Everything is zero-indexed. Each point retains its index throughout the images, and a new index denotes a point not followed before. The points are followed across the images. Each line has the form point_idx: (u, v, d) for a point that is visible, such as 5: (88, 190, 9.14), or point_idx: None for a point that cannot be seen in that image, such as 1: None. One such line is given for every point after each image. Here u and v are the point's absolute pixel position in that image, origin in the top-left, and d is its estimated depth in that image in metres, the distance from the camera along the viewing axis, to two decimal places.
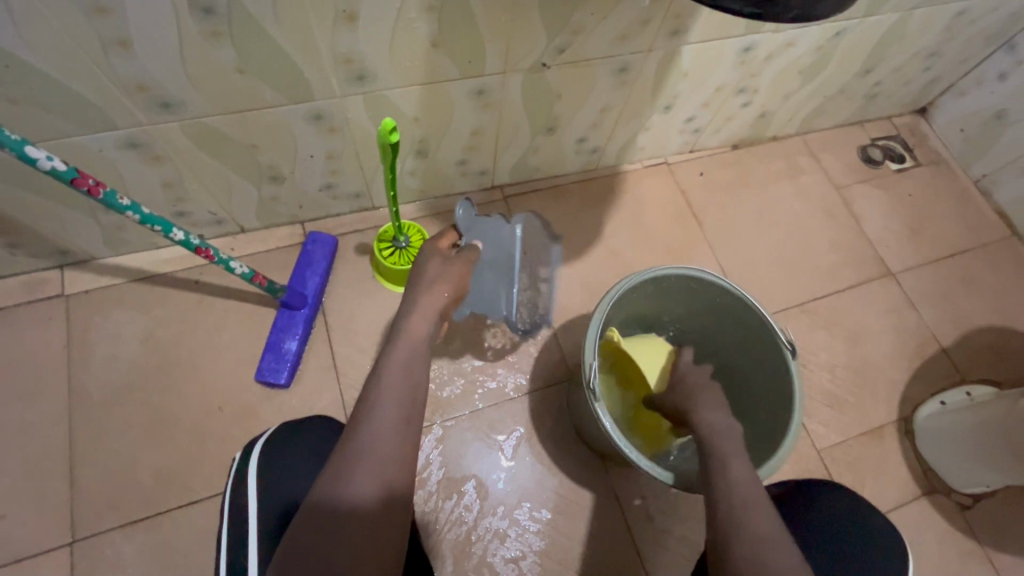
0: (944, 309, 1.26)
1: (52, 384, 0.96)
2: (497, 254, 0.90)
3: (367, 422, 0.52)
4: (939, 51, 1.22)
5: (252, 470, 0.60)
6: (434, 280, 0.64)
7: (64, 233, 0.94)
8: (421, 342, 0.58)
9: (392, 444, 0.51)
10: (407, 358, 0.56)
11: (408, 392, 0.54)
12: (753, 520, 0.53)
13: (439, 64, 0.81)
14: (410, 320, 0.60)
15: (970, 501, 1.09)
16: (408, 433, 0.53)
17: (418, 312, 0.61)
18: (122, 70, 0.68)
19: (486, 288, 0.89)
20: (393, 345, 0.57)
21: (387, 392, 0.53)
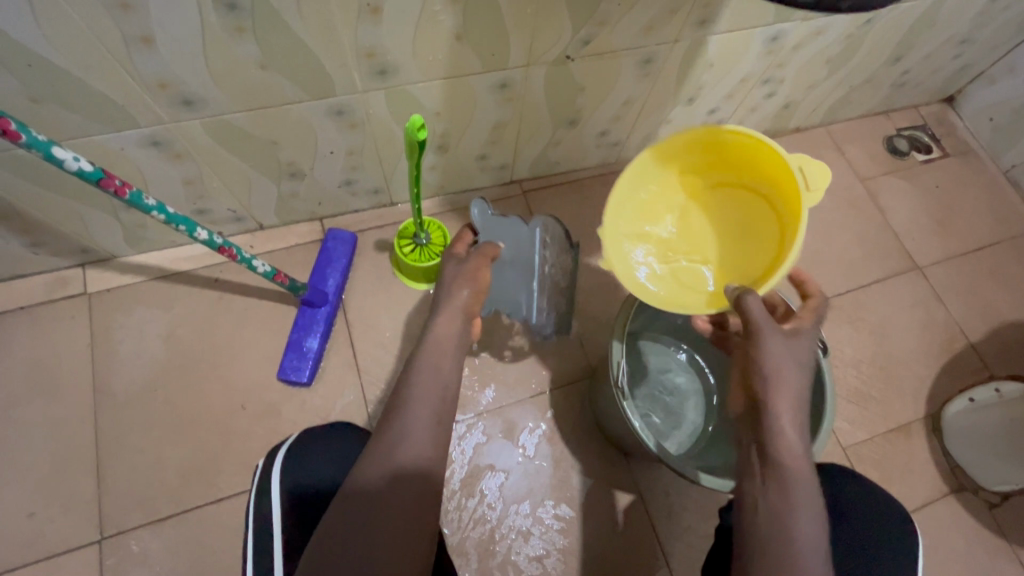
0: (972, 303, 1.23)
1: (77, 383, 0.97)
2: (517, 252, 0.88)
3: (397, 420, 0.52)
4: (971, 38, 1.18)
5: (276, 472, 0.60)
6: (454, 283, 0.63)
7: (86, 231, 0.94)
8: (452, 339, 0.58)
9: (425, 442, 0.52)
10: (435, 357, 0.56)
11: (438, 391, 0.54)
12: (800, 525, 0.49)
13: (462, 57, 0.79)
14: (439, 322, 0.60)
15: (998, 499, 1.07)
16: (438, 432, 0.53)
17: (444, 313, 0.60)
18: (144, 68, 0.67)
19: (507, 290, 0.88)
20: (421, 346, 0.57)
21: (417, 392, 0.53)
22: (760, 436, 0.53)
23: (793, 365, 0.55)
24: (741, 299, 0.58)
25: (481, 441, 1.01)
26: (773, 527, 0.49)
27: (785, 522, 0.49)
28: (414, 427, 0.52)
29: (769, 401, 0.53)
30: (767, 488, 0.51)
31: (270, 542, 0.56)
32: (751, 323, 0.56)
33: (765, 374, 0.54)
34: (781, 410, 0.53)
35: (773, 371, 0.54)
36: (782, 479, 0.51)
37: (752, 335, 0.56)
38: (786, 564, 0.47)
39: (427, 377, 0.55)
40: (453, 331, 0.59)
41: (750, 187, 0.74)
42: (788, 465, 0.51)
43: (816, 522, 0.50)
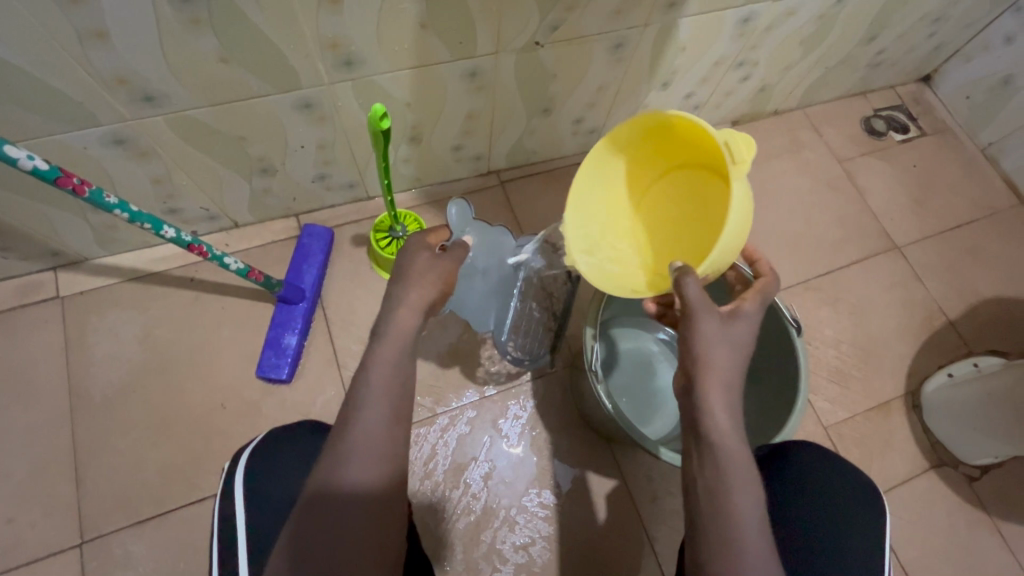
0: (951, 281, 1.24)
1: (53, 388, 0.96)
2: (493, 263, 0.89)
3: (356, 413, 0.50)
4: (944, 16, 1.18)
5: (241, 475, 0.59)
6: (419, 276, 0.60)
7: (55, 234, 0.92)
8: (412, 331, 0.56)
9: (384, 440, 0.50)
10: (394, 351, 0.54)
11: (397, 383, 0.52)
12: (740, 498, 0.48)
13: (429, 46, 0.79)
14: (395, 311, 0.56)
15: (977, 473, 1.09)
16: (398, 426, 0.51)
17: (405, 304, 0.57)
18: (100, 62, 0.66)
19: (478, 296, 0.89)
20: (379, 341, 0.55)
21: (375, 387, 0.51)
22: (694, 417, 0.51)
23: (723, 346, 0.53)
24: (679, 283, 0.55)
25: (465, 432, 1.01)
26: (710, 504, 0.48)
27: (719, 500, 0.48)
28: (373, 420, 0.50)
29: (703, 382, 0.52)
30: (702, 465, 0.50)
31: (236, 553, 0.56)
32: (689, 307, 0.54)
33: (695, 352, 0.53)
34: (710, 387, 0.52)
35: (702, 353, 0.53)
36: (716, 454, 0.49)
37: (688, 318, 0.54)
38: (719, 539, 0.46)
39: (386, 370, 0.52)
40: (413, 325, 0.56)
41: (700, 168, 0.70)
42: (726, 441, 0.50)
43: (753, 498, 0.48)
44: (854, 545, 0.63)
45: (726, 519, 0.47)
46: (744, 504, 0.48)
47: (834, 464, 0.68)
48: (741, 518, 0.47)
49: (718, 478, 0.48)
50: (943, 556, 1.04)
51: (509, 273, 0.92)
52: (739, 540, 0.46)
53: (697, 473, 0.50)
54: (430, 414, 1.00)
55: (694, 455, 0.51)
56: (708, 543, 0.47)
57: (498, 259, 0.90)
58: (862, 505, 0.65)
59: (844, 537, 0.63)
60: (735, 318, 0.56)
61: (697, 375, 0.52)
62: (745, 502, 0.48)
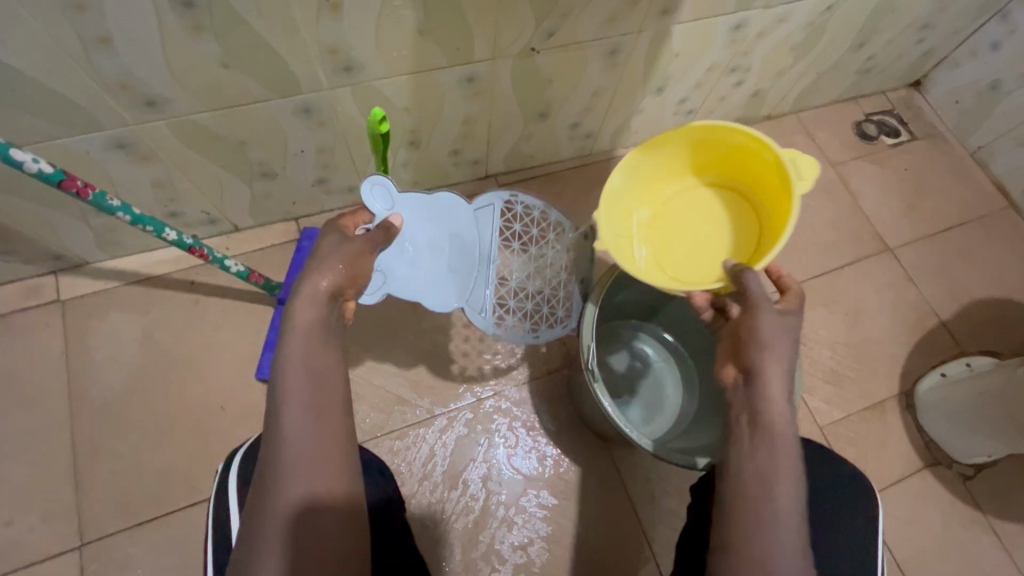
0: (943, 282, 1.26)
1: (54, 390, 0.96)
2: (440, 237, 0.81)
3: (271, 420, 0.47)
4: (932, 22, 1.21)
5: (233, 482, 0.59)
6: (325, 259, 0.56)
7: (56, 238, 0.93)
8: (320, 320, 0.52)
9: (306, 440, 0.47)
10: (303, 349, 0.50)
11: (310, 379, 0.49)
12: (782, 490, 0.49)
13: (427, 51, 0.80)
14: (292, 307, 0.52)
15: (971, 471, 1.10)
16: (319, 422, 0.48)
17: (303, 295, 0.52)
18: (104, 68, 0.67)
19: (423, 273, 0.80)
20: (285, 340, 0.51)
21: (287, 390, 0.48)
22: (748, 401, 0.53)
23: (784, 339, 0.56)
24: (742, 277, 0.61)
25: (463, 433, 1.01)
26: (757, 487, 0.49)
27: (766, 484, 0.49)
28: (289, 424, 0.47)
29: (761, 367, 0.54)
30: (750, 451, 0.51)
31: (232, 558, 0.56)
32: (750, 299, 0.58)
33: (760, 339, 0.55)
34: (771, 375, 0.53)
35: (765, 339, 0.55)
36: (768, 440, 0.51)
37: (749, 308, 0.58)
38: (761, 524, 0.47)
39: (294, 369, 0.49)
40: (319, 316, 0.52)
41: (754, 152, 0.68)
42: (774, 429, 0.51)
43: (796, 483, 0.50)
44: (846, 537, 0.64)
45: (769, 501, 0.48)
46: (786, 487, 0.49)
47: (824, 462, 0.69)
48: (783, 504, 0.48)
49: (767, 463, 0.50)
50: (939, 554, 1.05)
51: (468, 244, 0.84)
52: (781, 524, 0.47)
53: (746, 456, 0.51)
54: (427, 416, 1.01)
55: (744, 436, 0.52)
56: (747, 525, 0.47)
57: (450, 233, 0.82)
58: (850, 502, 0.66)
59: (831, 534, 0.64)
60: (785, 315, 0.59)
61: (753, 360, 0.54)
62: (785, 486, 0.49)
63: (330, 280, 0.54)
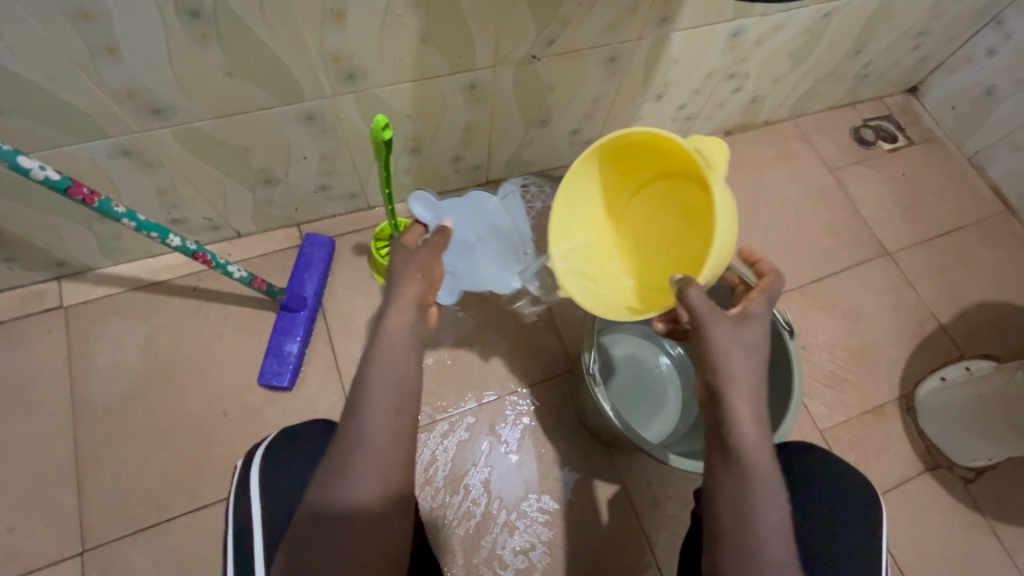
0: (941, 286, 1.26)
1: (55, 396, 0.96)
2: (484, 231, 0.99)
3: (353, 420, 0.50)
4: (928, 29, 1.22)
5: (257, 467, 0.61)
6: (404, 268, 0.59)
7: (60, 244, 0.94)
8: (405, 330, 0.55)
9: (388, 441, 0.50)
10: (390, 355, 0.53)
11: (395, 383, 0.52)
12: (766, 513, 0.49)
13: (429, 59, 0.81)
14: (388, 315, 0.56)
15: (972, 475, 1.10)
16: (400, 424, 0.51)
17: (395, 305, 0.56)
18: (110, 76, 0.68)
19: (485, 262, 0.99)
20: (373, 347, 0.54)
21: (371, 390, 0.51)
22: (718, 428, 0.52)
23: (738, 350, 0.54)
24: (683, 293, 0.56)
25: (465, 438, 1.02)
26: (735, 511, 0.49)
27: (745, 507, 0.49)
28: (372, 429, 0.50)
29: (725, 394, 0.52)
30: (725, 475, 0.51)
31: (251, 542, 0.57)
32: (695, 315, 0.55)
33: (716, 365, 0.53)
34: (734, 402, 0.52)
35: (722, 362, 0.53)
36: (745, 464, 0.50)
37: (698, 328, 0.55)
38: (745, 547, 0.48)
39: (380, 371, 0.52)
40: (405, 323, 0.56)
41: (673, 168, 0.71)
42: (750, 455, 0.51)
43: (777, 506, 0.50)
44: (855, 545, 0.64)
45: (748, 523, 0.49)
46: (765, 510, 0.49)
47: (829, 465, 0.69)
48: (764, 527, 0.48)
49: (743, 487, 0.50)
50: (940, 558, 1.05)
51: (506, 230, 1.02)
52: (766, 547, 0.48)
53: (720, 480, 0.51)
54: (429, 420, 1.01)
55: (718, 461, 0.52)
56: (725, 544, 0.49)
57: (492, 225, 1.02)
58: (858, 505, 0.66)
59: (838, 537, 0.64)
60: (746, 320, 0.56)
61: (718, 386, 0.53)
62: (769, 507, 0.49)
63: (418, 289, 0.57)
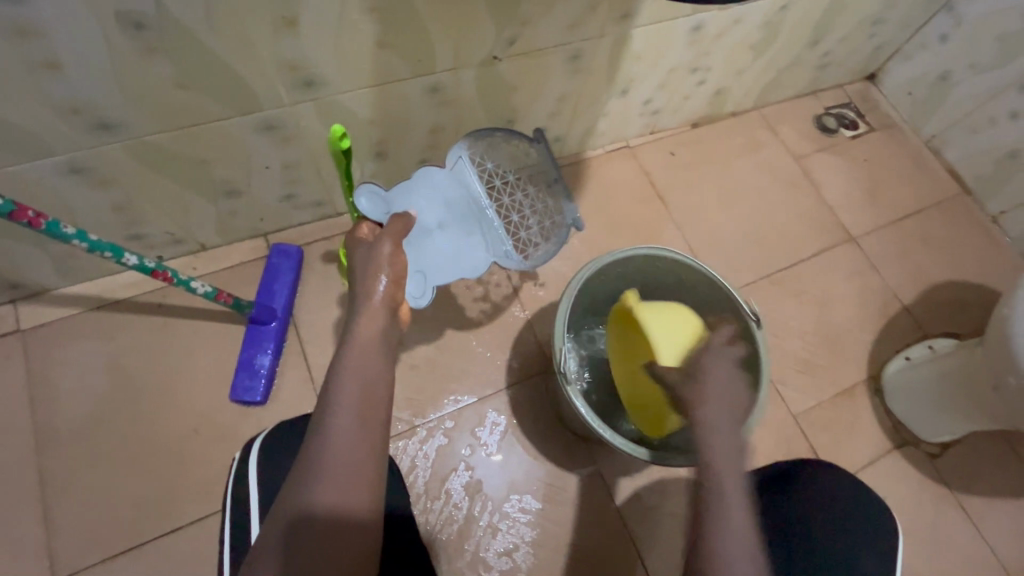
0: (904, 269, 1.30)
1: (16, 424, 0.93)
2: (441, 213, 0.85)
3: (319, 430, 0.50)
4: (883, 17, 1.25)
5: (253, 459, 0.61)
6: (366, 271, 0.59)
7: (12, 266, 0.90)
8: (376, 333, 0.55)
9: (349, 450, 0.49)
10: (358, 357, 0.53)
11: (360, 386, 0.52)
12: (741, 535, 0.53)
13: (389, 64, 0.80)
14: (357, 326, 0.55)
15: (938, 450, 1.14)
16: (365, 427, 0.50)
17: (363, 307, 0.57)
18: (54, 93, 0.65)
19: (446, 251, 0.84)
20: (343, 348, 0.54)
21: (339, 388, 0.51)
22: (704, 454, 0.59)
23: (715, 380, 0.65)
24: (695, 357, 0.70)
25: (444, 443, 1.01)
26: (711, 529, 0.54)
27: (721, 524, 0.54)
28: (340, 438, 0.49)
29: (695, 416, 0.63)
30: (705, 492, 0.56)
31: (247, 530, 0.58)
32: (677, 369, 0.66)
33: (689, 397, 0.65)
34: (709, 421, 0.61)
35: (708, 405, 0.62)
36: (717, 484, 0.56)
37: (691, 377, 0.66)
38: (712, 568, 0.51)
39: (349, 373, 0.52)
40: (376, 326, 0.56)
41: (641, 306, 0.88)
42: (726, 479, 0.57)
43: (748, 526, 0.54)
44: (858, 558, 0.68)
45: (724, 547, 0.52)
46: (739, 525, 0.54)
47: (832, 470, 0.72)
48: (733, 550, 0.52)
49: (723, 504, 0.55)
50: (910, 532, 1.08)
51: (461, 203, 0.87)
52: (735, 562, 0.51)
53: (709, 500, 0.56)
54: (408, 427, 1.00)
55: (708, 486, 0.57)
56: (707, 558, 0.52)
57: (447, 199, 0.86)
58: (864, 506, 0.70)
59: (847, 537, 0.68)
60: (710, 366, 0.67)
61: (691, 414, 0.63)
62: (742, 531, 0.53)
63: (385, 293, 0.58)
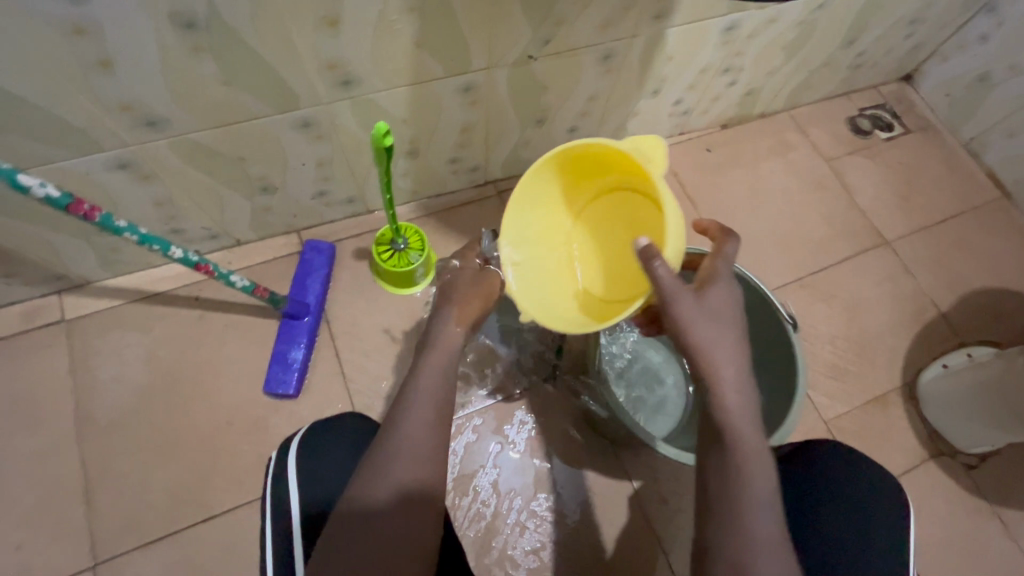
0: (940, 274, 1.27)
1: (59, 411, 0.96)
2: None
3: (394, 429, 0.52)
4: (921, 16, 1.22)
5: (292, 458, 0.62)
6: (464, 295, 0.64)
7: (58, 258, 0.93)
8: (454, 347, 0.58)
9: (424, 450, 0.52)
10: (439, 363, 0.56)
11: (440, 391, 0.55)
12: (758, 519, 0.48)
13: (424, 64, 0.81)
14: (441, 329, 0.59)
15: (976, 460, 1.11)
16: (439, 430, 0.53)
17: (448, 320, 0.60)
18: (106, 91, 0.68)
19: None
20: (426, 354, 0.57)
21: (420, 392, 0.54)
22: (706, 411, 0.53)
23: (702, 323, 0.55)
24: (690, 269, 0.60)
25: (472, 440, 1.02)
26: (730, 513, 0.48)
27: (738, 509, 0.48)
28: (414, 432, 0.52)
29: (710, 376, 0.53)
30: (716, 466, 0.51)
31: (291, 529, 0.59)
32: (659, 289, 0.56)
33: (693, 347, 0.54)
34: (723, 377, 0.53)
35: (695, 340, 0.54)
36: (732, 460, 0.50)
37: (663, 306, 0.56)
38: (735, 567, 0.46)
39: (429, 377, 0.55)
40: (456, 337, 0.59)
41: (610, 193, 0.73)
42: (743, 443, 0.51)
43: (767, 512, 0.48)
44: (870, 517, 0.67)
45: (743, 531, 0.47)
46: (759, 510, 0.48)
47: (854, 466, 0.69)
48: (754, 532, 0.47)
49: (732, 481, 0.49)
50: (946, 544, 1.05)
51: None
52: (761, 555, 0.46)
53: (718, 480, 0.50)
54: None
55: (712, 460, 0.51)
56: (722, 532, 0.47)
57: None
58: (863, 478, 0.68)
59: (866, 544, 0.64)
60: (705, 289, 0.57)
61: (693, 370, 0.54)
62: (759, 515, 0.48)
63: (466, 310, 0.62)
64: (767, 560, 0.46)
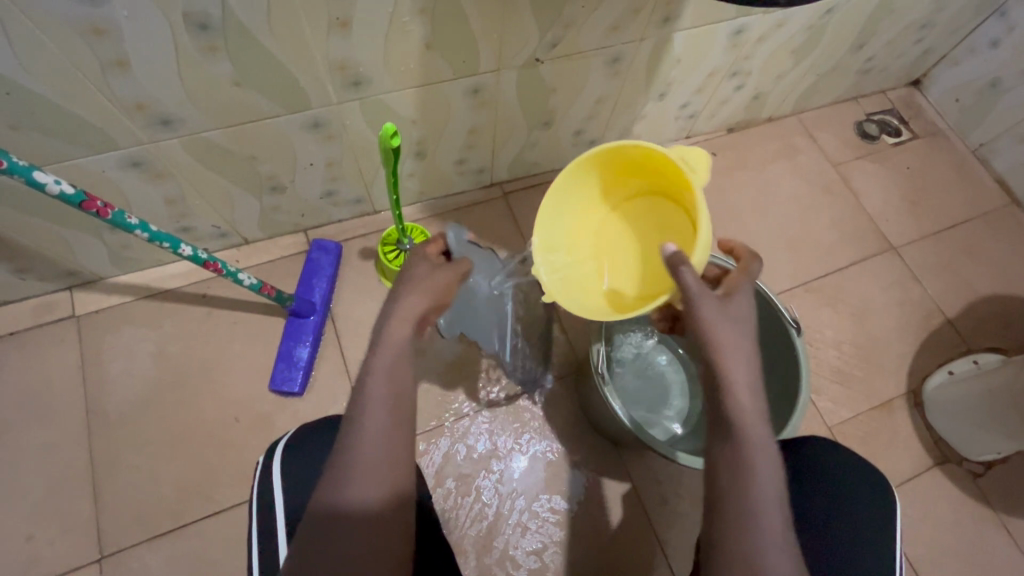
0: (947, 280, 1.26)
1: (69, 405, 0.97)
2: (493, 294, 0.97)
3: (351, 436, 0.49)
4: (931, 21, 1.22)
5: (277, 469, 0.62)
6: (412, 286, 0.57)
7: (71, 254, 0.94)
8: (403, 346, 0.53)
9: (382, 456, 0.49)
10: (391, 361, 0.52)
11: (393, 392, 0.51)
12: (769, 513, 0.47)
13: (433, 66, 0.82)
14: (387, 325, 0.54)
15: (982, 468, 1.10)
16: (398, 431, 0.50)
17: (398, 313, 0.54)
18: (121, 90, 0.69)
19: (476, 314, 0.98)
20: (375, 352, 0.52)
21: (373, 398, 0.50)
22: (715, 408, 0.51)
23: (725, 323, 0.53)
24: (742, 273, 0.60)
25: (471, 442, 1.02)
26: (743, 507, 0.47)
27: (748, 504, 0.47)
28: (367, 440, 0.49)
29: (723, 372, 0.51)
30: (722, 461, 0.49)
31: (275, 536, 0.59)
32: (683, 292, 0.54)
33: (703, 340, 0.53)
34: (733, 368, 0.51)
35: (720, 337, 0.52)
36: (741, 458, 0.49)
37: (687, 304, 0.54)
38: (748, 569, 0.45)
39: (381, 378, 0.51)
40: (407, 333, 0.54)
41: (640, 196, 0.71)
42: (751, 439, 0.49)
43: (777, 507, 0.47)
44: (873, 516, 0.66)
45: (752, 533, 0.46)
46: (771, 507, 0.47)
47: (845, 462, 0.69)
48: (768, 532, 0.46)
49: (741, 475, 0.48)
50: (950, 552, 1.05)
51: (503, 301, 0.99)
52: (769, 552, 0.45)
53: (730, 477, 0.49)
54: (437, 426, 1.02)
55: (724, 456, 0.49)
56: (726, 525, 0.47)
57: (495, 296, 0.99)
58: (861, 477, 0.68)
59: (872, 543, 0.64)
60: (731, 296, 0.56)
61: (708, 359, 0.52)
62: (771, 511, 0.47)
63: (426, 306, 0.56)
64: (777, 558, 0.45)
